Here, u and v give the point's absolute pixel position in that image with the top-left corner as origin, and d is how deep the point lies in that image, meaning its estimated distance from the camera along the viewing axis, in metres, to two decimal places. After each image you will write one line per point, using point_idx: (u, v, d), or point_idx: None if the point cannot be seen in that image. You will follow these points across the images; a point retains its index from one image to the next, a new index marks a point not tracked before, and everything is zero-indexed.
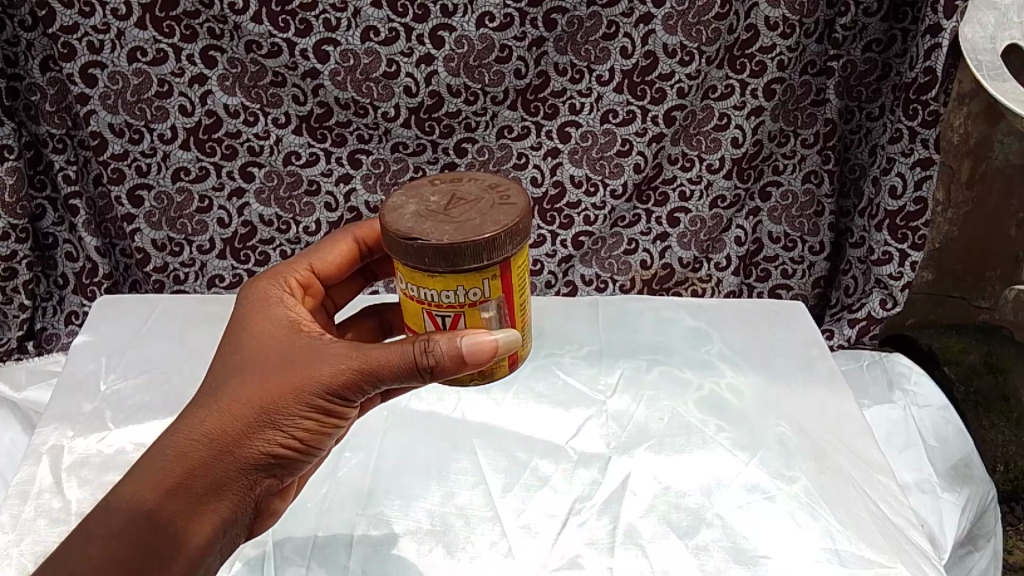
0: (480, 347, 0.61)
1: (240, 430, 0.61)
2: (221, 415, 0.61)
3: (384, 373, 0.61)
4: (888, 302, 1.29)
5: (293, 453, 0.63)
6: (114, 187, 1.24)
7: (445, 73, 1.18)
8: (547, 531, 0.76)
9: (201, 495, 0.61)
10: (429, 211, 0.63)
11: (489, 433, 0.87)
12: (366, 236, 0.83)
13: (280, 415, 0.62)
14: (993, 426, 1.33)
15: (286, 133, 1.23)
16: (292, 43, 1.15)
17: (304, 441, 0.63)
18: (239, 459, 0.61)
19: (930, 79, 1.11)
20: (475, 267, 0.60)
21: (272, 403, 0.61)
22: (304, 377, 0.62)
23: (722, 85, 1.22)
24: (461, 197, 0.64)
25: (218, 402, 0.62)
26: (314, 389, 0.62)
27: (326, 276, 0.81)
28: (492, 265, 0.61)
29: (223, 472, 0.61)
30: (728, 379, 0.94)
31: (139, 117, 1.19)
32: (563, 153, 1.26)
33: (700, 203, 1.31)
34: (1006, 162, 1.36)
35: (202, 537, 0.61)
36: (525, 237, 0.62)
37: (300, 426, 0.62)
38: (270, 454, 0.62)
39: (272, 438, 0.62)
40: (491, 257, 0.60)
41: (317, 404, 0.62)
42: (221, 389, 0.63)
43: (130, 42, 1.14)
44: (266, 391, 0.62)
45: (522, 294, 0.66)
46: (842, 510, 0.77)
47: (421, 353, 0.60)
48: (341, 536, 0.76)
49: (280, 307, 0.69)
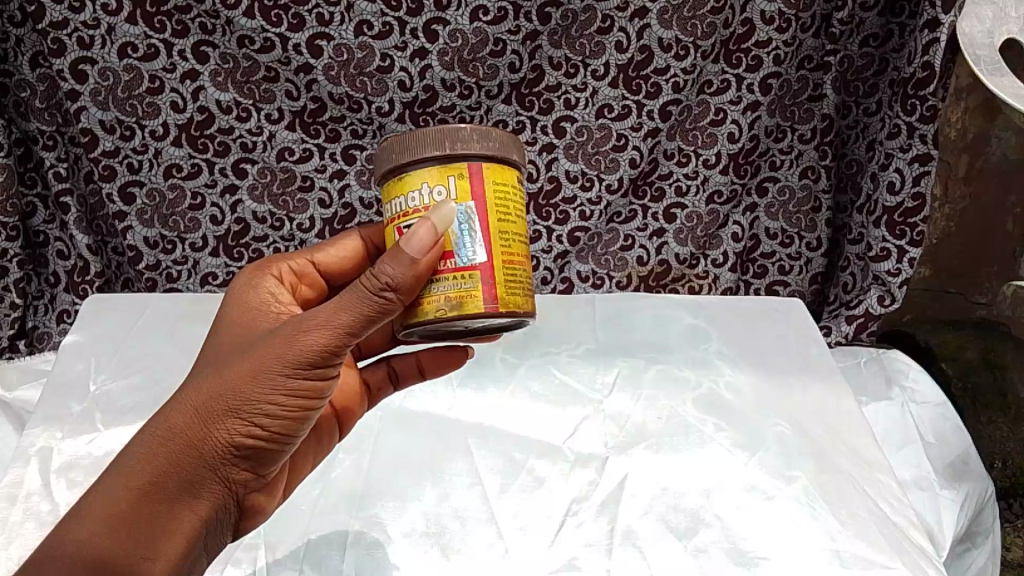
0: (429, 245, 0.56)
1: (201, 420, 0.56)
2: (179, 408, 0.57)
3: (347, 322, 0.56)
4: (886, 298, 1.28)
5: (262, 438, 0.58)
6: (105, 184, 1.23)
7: (439, 67, 1.17)
8: (544, 531, 0.75)
9: (167, 492, 0.55)
10: None
11: (485, 433, 0.86)
12: (375, 236, 0.79)
13: (238, 397, 0.56)
14: (992, 422, 1.31)
15: (279, 129, 1.22)
16: (285, 37, 1.14)
17: (275, 422, 0.58)
18: (204, 449, 0.56)
19: (927, 74, 1.10)
20: (439, 154, 0.59)
21: (230, 386, 0.57)
22: (263, 353, 0.57)
23: (718, 79, 1.21)
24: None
25: (179, 397, 0.58)
26: (272, 361, 0.57)
27: (329, 271, 0.77)
28: (459, 162, 0.59)
29: (190, 469, 0.56)
30: (727, 378, 0.93)
31: (130, 113, 1.18)
32: (559, 149, 1.25)
33: (696, 198, 1.30)
34: (1004, 157, 1.36)
35: (175, 540, 0.56)
36: (500, 150, 0.61)
37: (264, 407, 0.57)
38: (238, 441, 0.57)
39: (234, 422, 0.56)
40: (456, 146, 0.59)
41: (280, 378, 0.57)
42: (180, 389, 0.58)
43: (120, 38, 1.13)
44: (223, 375, 0.57)
45: (505, 221, 0.60)
46: (842, 510, 0.76)
47: (371, 280, 0.56)
48: (334, 539, 0.75)
49: (256, 306, 0.67)
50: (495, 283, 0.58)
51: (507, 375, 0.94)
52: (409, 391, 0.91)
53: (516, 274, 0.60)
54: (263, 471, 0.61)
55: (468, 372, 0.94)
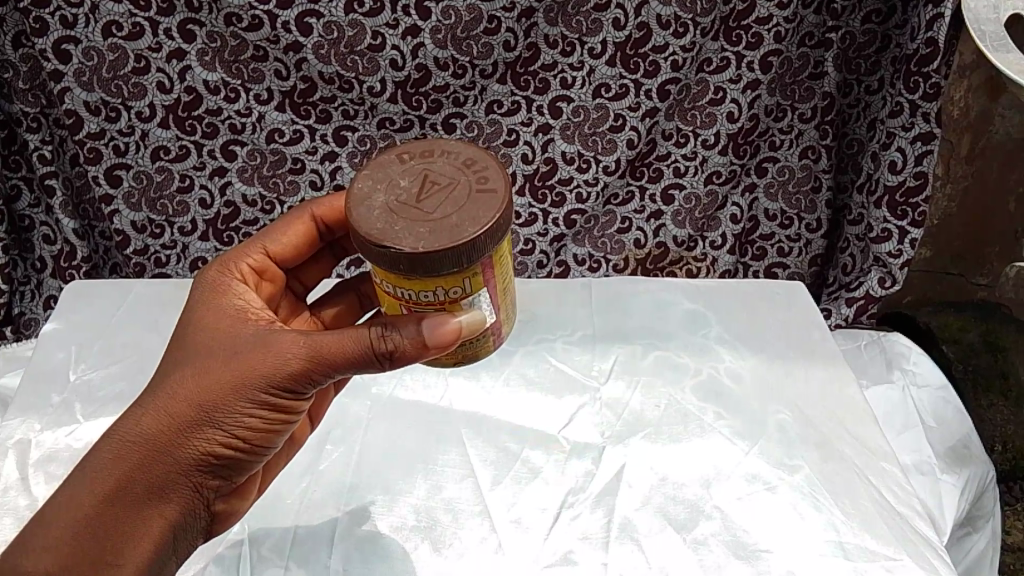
0: (445, 335, 0.59)
1: (186, 425, 0.60)
2: (161, 414, 0.60)
3: (335, 358, 0.59)
4: (887, 280, 1.26)
5: (239, 450, 0.62)
6: (90, 167, 1.20)
7: (432, 45, 1.14)
8: (538, 525, 0.73)
9: (146, 493, 0.60)
10: (400, 203, 0.58)
11: (476, 423, 0.83)
12: (325, 213, 0.78)
13: (221, 413, 0.60)
14: (993, 406, 1.34)
15: (268, 110, 1.19)
16: (274, 15, 1.10)
17: (253, 435, 0.62)
18: (182, 457, 0.60)
19: (931, 50, 1.07)
20: (455, 270, 0.56)
21: (219, 398, 0.60)
22: (246, 372, 0.60)
23: (717, 57, 1.18)
24: (433, 180, 0.59)
25: (157, 401, 0.60)
26: (259, 382, 0.60)
27: (283, 258, 0.77)
28: (473, 265, 0.58)
29: (170, 470, 0.60)
30: (726, 363, 0.90)
31: (115, 94, 1.15)
32: (555, 129, 1.22)
33: (694, 179, 1.27)
34: (1008, 135, 1.33)
35: (153, 539, 0.61)
36: (507, 229, 0.58)
37: (242, 424, 0.61)
38: (216, 449, 0.61)
39: (213, 437, 0.60)
40: (471, 259, 0.56)
41: (262, 398, 0.60)
42: (167, 383, 0.61)
43: (104, 16, 1.09)
44: (206, 387, 0.60)
45: (504, 278, 0.63)
46: (844, 501, 0.74)
47: (377, 340, 0.59)
48: (322, 534, 0.73)
49: (228, 298, 0.67)
50: (501, 322, 0.66)
51: (500, 363, 0.90)
52: (400, 379, 0.87)
53: (508, 302, 0.66)
54: (237, 477, 0.65)
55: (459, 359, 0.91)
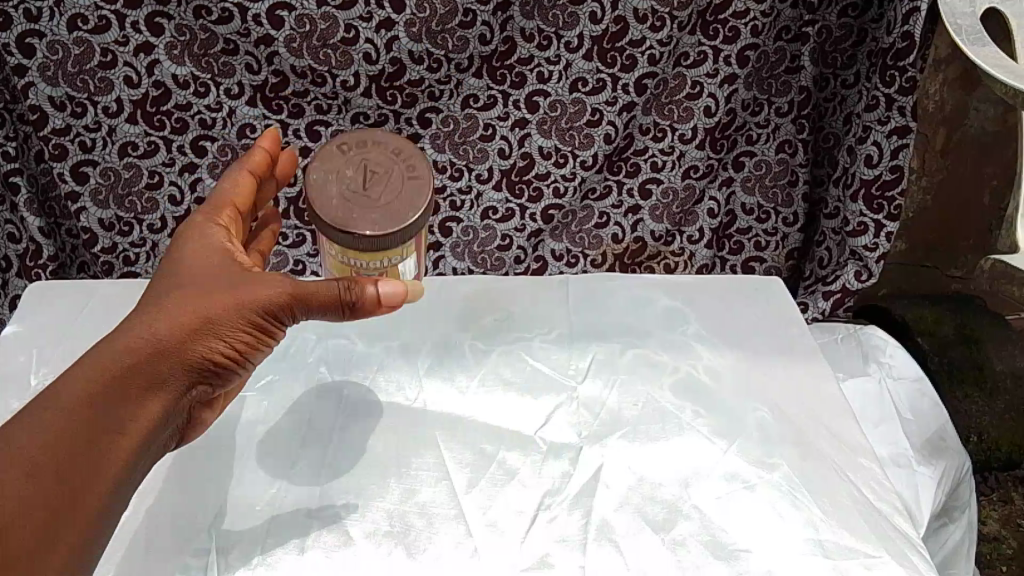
0: (393, 297, 0.65)
1: (189, 333, 0.60)
2: (167, 318, 0.60)
3: (316, 296, 0.63)
4: (863, 273, 1.27)
5: (229, 369, 0.63)
6: (56, 163, 1.17)
7: (406, 39, 1.12)
8: (514, 528, 0.71)
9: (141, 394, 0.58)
10: (351, 190, 0.67)
11: (451, 426, 0.80)
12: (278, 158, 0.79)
13: (220, 325, 0.61)
14: (966, 397, 1.34)
15: (240, 105, 1.16)
16: (244, 8, 1.08)
17: (241, 359, 0.63)
18: (179, 365, 0.60)
19: (908, 44, 1.09)
20: (397, 245, 0.68)
21: (220, 312, 0.61)
22: (245, 293, 0.62)
23: (695, 51, 1.18)
24: (373, 169, 0.68)
25: (155, 311, 0.60)
26: (255, 305, 0.62)
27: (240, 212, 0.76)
28: (407, 241, 0.70)
29: (167, 377, 0.59)
30: (703, 361, 0.89)
31: (81, 89, 1.12)
32: (532, 124, 1.21)
33: (672, 173, 1.26)
34: (982, 129, 1.35)
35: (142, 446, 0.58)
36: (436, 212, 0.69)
37: (238, 342, 0.62)
38: (212, 364, 0.61)
39: (213, 348, 0.61)
40: (409, 236, 0.67)
41: (256, 321, 0.62)
42: (163, 299, 0.61)
43: (69, 9, 1.06)
44: (208, 299, 0.61)
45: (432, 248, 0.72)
46: (823, 500, 0.73)
47: (349, 288, 0.63)
48: (292, 540, 0.70)
49: (207, 231, 0.68)
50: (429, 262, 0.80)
51: (476, 366, 0.87)
52: (370, 379, 0.85)
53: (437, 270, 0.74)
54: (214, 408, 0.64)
55: (434, 361, 0.88)
